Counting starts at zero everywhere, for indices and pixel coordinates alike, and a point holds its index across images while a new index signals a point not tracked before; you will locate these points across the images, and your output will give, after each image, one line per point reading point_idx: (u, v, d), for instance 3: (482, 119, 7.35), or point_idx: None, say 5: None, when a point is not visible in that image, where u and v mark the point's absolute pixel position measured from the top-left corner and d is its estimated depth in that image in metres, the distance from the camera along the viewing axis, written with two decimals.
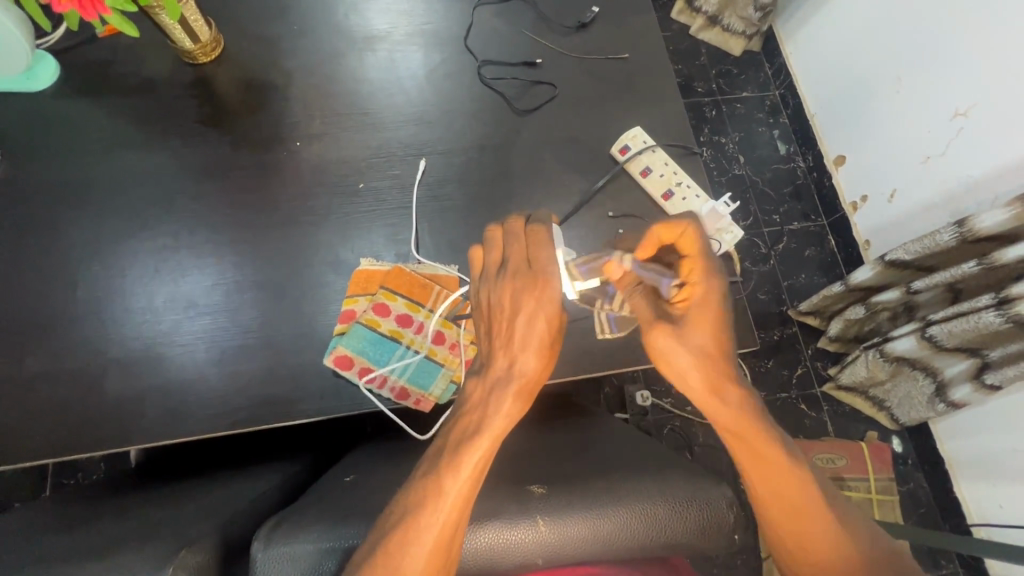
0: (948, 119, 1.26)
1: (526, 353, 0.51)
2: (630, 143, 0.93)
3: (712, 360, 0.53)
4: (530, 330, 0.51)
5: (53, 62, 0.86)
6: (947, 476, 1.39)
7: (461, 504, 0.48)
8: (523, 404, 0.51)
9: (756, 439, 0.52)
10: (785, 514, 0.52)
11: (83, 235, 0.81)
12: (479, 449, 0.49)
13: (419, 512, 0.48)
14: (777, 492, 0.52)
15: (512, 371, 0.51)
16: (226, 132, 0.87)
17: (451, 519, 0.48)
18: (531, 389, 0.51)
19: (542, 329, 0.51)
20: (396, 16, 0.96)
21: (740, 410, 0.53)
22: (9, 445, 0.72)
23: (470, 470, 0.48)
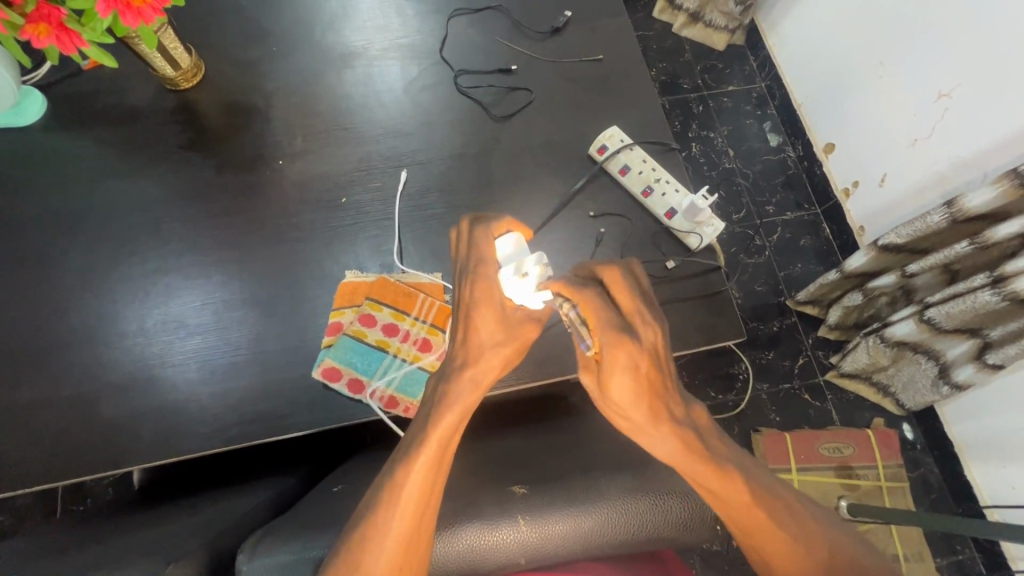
0: (933, 101, 1.26)
1: (477, 354, 0.56)
2: (607, 142, 0.94)
3: (639, 404, 0.51)
4: (476, 334, 0.57)
5: (41, 96, 0.88)
6: (956, 460, 1.37)
7: (423, 496, 0.50)
8: (475, 396, 0.54)
9: (701, 465, 0.52)
10: (756, 536, 0.53)
11: (75, 263, 0.82)
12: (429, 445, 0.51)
13: (387, 509, 0.49)
14: (737, 515, 0.53)
15: (467, 366, 0.55)
16: (211, 155, 0.89)
17: (416, 514, 0.50)
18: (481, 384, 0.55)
19: (482, 329, 0.57)
20: (371, 32, 0.97)
21: (681, 442, 0.51)
22: (6, 473, 0.73)
23: (424, 465, 0.50)
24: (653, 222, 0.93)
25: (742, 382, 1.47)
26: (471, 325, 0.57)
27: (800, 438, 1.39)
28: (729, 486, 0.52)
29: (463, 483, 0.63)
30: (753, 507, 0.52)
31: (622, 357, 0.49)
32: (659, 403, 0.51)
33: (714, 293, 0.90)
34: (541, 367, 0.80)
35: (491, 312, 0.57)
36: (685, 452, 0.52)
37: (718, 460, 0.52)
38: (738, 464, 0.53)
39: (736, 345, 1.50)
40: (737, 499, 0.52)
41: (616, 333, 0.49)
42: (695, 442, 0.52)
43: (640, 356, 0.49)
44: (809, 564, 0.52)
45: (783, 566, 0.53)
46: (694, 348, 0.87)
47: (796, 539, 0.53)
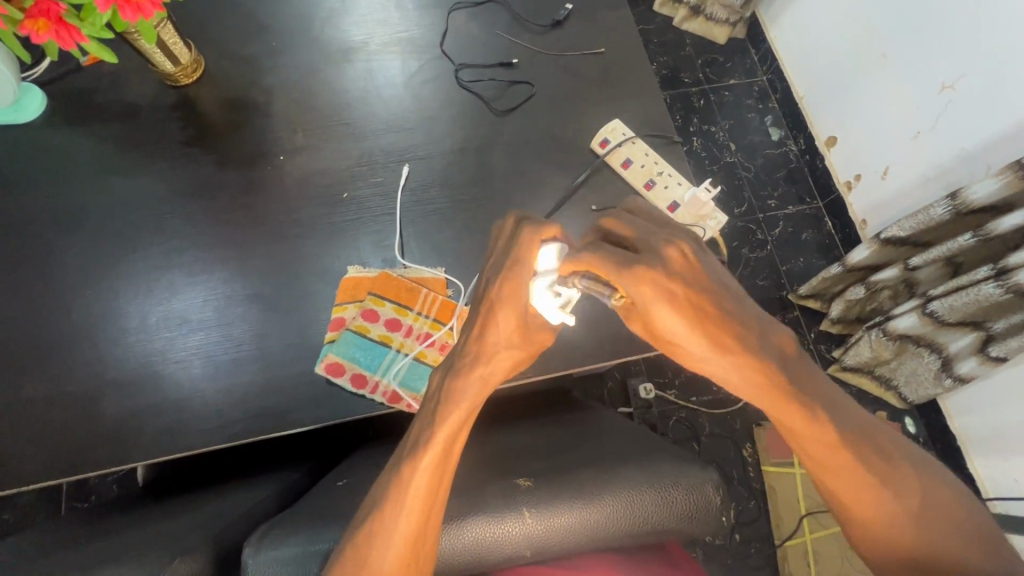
0: (936, 93, 1.25)
1: (491, 355, 0.56)
2: (609, 136, 0.93)
3: (693, 339, 0.48)
4: (493, 333, 0.57)
5: (40, 93, 0.88)
6: (959, 452, 1.37)
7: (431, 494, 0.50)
8: (484, 391, 0.55)
9: (778, 404, 0.49)
10: (834, 483, 0.52)
11: (78, 260, 0.82)
12: (439, 439, 0.52)
13: (394, 506, 0.50)
14: (822, 461, 0.51)
15: (475, 366, 0.55)
16: (211, 151, 0.89)
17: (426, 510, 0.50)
18: (492, 377, 0.55)
19: (501, 330, 0.57)
20: (371, 26, 0.97)
21: (754, 373, 0.47)
22: (11, 469, 0.73)
23: (431, 459, 0.51)
24: None
25: None
26: (491, 325, 0.57)
27: None
28: (814, 429, 0.49)
29: (467, 478, 0.63)
30: (839, 451, 0.50)
31: (649, 290, 0.48)
32: (717, 333, 0.48)
33: None
34: (544, 362, 0.80)
35: (514, 316, 0.57)
36: (767, 390, 0.48)
37: (801, 398, 0.49)
38: (826, 405, 0.50)
39: None
40: (827, 444, 0.50)
41: (631, 275, 0.49)
42: (770, 372, 0.47)
43: (667, 281, 0.48)
44: (892, 507, 0.51)
45: (859, 509, 0.52)
46: None
47: (882, 482, 0.51)
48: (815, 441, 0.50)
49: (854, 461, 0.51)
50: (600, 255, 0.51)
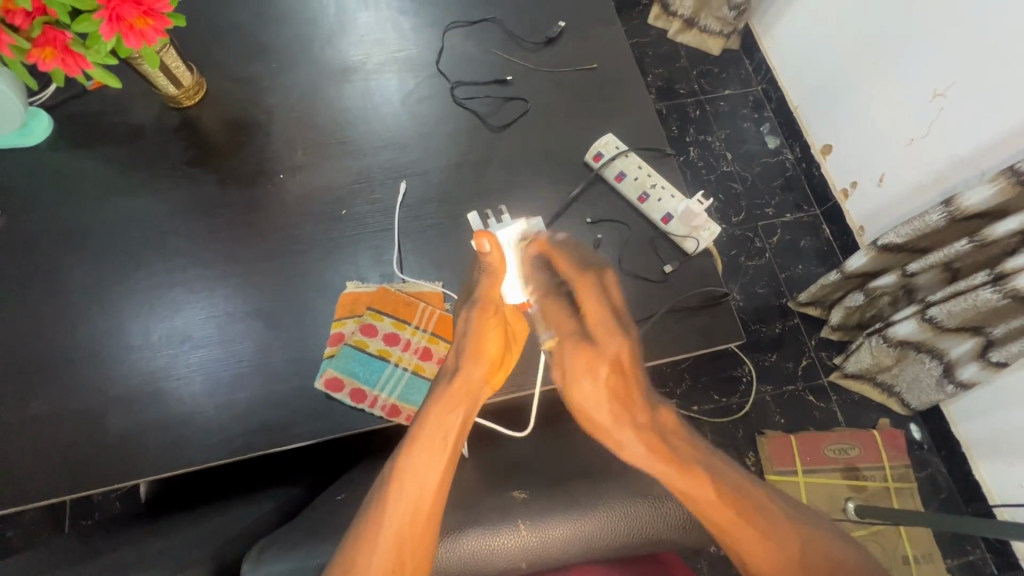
0: (928, 100, 1.26)
1: (472, 358, 0.63)
2: (603, 149, 0.94)
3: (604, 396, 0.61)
4: (479, 345, 0.64)
5: (47, 116, 0.90)
6: (964, 459, 1.36)
7: (433, 489, 0.54)
8: (462, 400, 0.60)
9: (666, 451, 0.57)
10: (729, 532, 0.53)
11: (81, 279, 0.84)
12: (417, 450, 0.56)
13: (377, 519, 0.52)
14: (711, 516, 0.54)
15: (468, 370, 0.62)
16: (212, 170, 0.91)
17: (423, 505, 0.53)
18: (466, 388, 0.61)
19: (484, 339, 0.64)
20: (369, 47, 0.99)
21: (647, 443, 0.58)
22: (14, 487, 0.74)
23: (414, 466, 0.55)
24: (650, 227, 0.94)
25: (746, 384, 1.47)
26: (481, 336, 0.64)
27: (805, 439, 1.39)
28: (697, 488, 0.54)
29: (464, 490, 0.64)
30: (724, 507, 0.53)
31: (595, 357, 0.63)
32: (623, 408, 0.61)
33: (715, 295, 0.90)
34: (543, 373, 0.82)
35: (490, 319, 0.65)
36: (656, 450, 0.57)
37: (690, 452, 0.57)
38: (711, 467, 0.56)
39: (739, 347, 1.50)
40: (710, 492, 0.54)
41: (611, 326, 0.64)
42: (661, 441, 0.58)
43: (621, 355, 0.62)
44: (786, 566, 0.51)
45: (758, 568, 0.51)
46: (694, 351, 0.88)
47: (794, 559, 0.51)
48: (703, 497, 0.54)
49: (742, 519, 0.53)
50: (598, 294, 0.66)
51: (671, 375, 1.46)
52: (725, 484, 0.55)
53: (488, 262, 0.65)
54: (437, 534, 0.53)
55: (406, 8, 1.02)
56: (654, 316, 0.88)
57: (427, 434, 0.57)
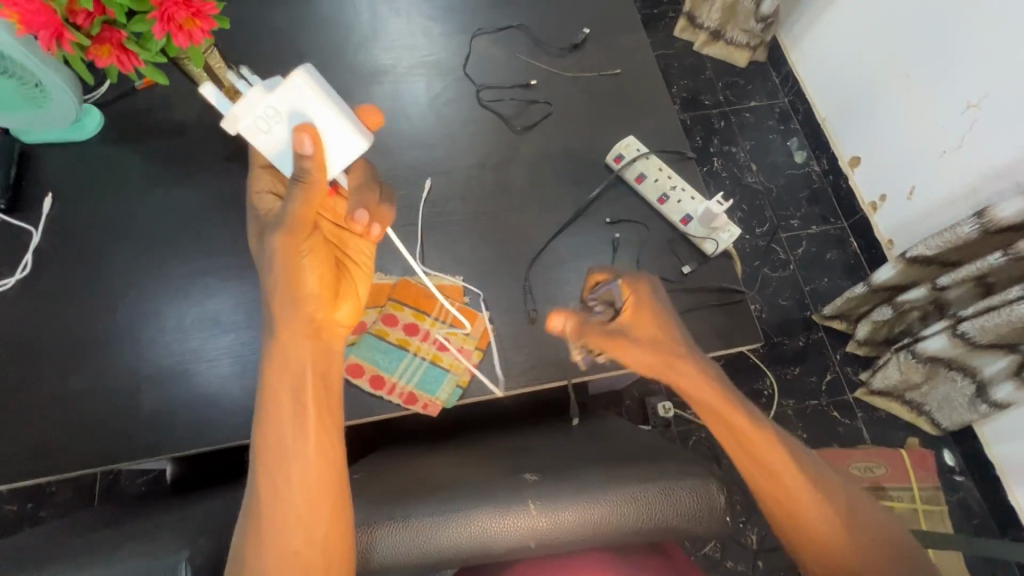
0: (961, 111, 1.24)
1: (297, 306, 0.64)
2: (624, 152, 0.96)
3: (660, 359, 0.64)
4: (306, 280, 0.63)
5: (99, 113, 0.97)
6: (999, 482, 1.30)
7: (306, 437, 0.60)
8: (302, 346, 0.64)
9: (726, 407, 0.61)
10: (785, 491, 0.58)
11: (123, 265, 0.88)
12: (276, 412, 0.61)
13: (278, 479, 0.58)
14: (767, 479, 0.59)
15: (294, 317, 0.64)
16: (249, 165, 0.95)
17: (301, 454, 0.59)
18: (305, 331, 0.64)
19: (299, 276, 0.63)
20: (399, 51, 1.03)
21: (715, 390, 0.62)
22: (52, 458, 0.78)
23: (287, 428, 0.60)
24: (669, 228, 0.94)
25: (768, 398, 1.44)
26: (294, 270, 0.62)
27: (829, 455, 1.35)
28: (764, 442, 0.60)
29: (476, 473, 0.65)
30: (789, 463, 0.59)
31: (648, 325, 0.67)
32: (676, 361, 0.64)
33: (733, 299, 0.90)
34: (558, 369, 0.83)
35: (295, 245, 0.61)
36: (721, 401, 0.62)
37: (746, 407, 0.62)
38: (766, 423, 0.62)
39: (761, 359, 1.47)
40: (773, 454, 0.59)
41: (653, 312, 0.68)
42: (727, 391, 0.62)
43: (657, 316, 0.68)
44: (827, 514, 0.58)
45: (807, 521, 0.58)
46: (712, 353, 0.87)
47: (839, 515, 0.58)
48: (762, 450, 0.60)
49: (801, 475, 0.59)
50: (643, 285, 0.70)
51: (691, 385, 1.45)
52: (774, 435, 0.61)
53: (302, 173, 0.55)
54: (334, 463, 0.60)
55: (436, 15, 1.06)
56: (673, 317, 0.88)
57: (272, 396, 0.62)
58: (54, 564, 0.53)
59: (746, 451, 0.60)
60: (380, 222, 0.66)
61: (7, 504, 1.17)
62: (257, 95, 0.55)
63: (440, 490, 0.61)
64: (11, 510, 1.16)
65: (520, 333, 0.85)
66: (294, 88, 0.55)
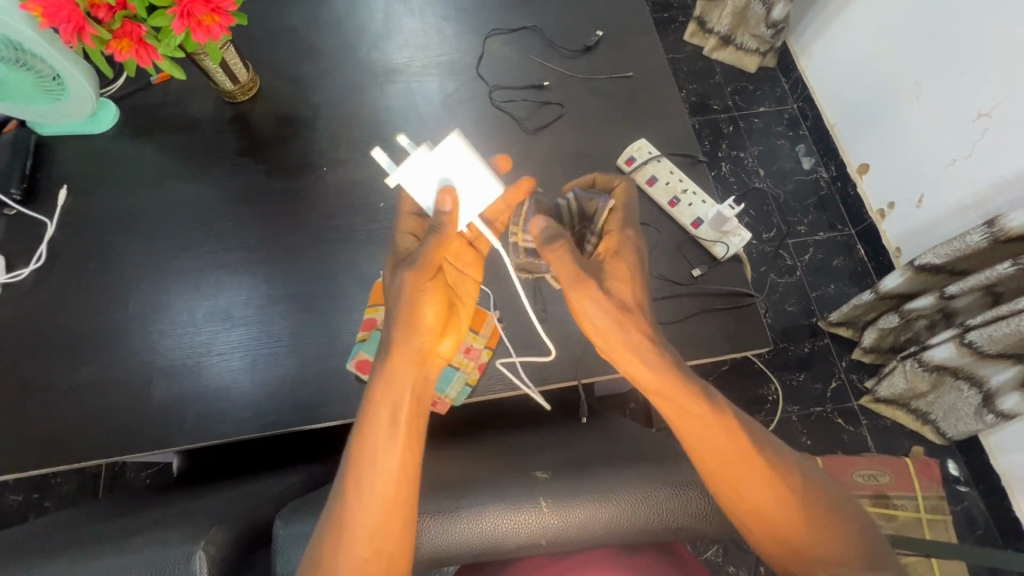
0: (972, 120, 1.24)
1: (408, 332, 0.63)
2: (636, 154, 0.97)
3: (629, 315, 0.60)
4: (420, 310, 0.64)
5: (115, 107, 0.97)
6: (1004, 493, 1.30)
7: (392, 471, 0.57)
8: (410, 372, 0.62)
9: (682, 389, 0.58)
10: (733, 476, 0.56)
11: (135, 258, 0.89)
12: (373, 437, 0.58)
13: (354, 513, 0.55)
14: (723, 464, 0.57)
15: (407, 343, 0.63)
16: (261, 161, 0.96)
17: (386, 488, 0.56)
18: (412, 355, 0.63)
19: (420, 307, 0.64)
20: (413, 51, 1.04)
21: (671, 372, 0.58)
22: (63, 448, 0.79)
23: (384, 457, 0.57)
24: (679, 231, 0.94)
25: (772, 404, 1.44)
26: (414, 302, 0.64)
27: (833, 462, 1.33)
28: (711, 429, 0.57)
29: (484, 471, 0.66)
30: (743, 451, 0.57)
31: (627, 282, 0.62)
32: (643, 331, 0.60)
33: (742, 304, 0.90)
34: (565, 370, 0.84)
35: (423, 282, 0.63)
36: (675, 382, 0.58)
37: (708, 395, 0.58)
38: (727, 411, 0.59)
39: (766, 364, 1.47)
40: (725, 436, 0.57)
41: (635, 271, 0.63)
42: (684, 373, 0.58)
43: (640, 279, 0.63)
44: (776, 501, 0.56)
45: (754, 503, 0.56)
46: (719, 356, 0.87)
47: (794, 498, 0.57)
48: (714, 437, 0.57)
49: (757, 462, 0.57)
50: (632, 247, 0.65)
51: None
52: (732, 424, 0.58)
53: (440, 225, 0.62)
54: (413, 506, 0.56)
55: (450, 15, 1.07)
56: (682, 321, 0.88)
57: (371, 418, 0.60)
58: (69, 550, 0.54)
59: (694, 432, 0.58)
60: (471, 262, 0.71)
61: (12, 494, 1.18)
62: (418, 151, 0.61)
63: (452, 485, 0.62)
64: (16, 500, 1.17)
65: (528, 332, 0.86)
66: (451, 147, 0.62)
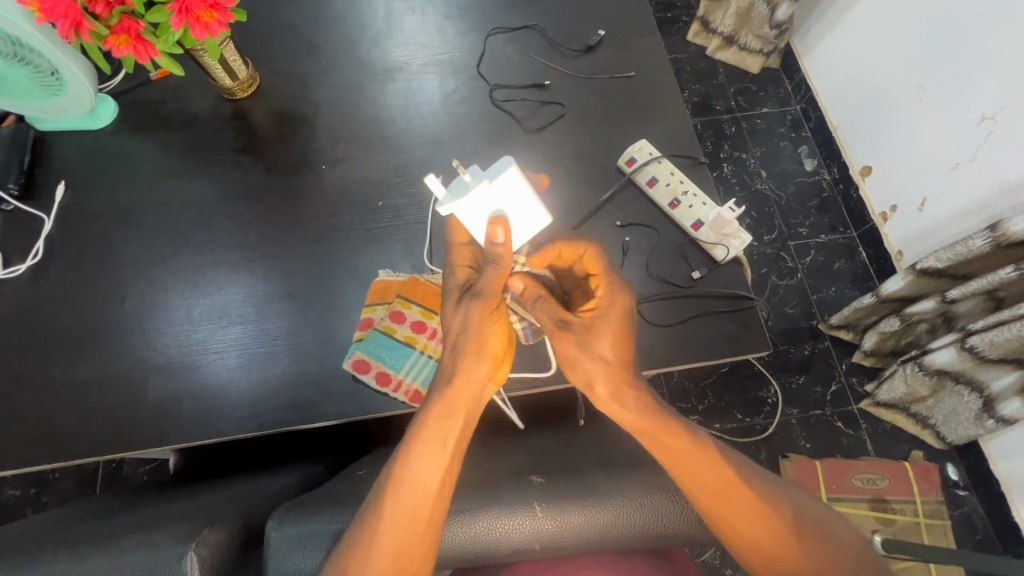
0: (976, 124, 1.23)
1: (471, 357, 0.60)
2: (636, 155, 0.96)
3: (613, 358, 0.59)
4: (484, 337, 0.61)
5: (113, 102, 0.97)
6: (1003, 499, 1.29)
7: (431, 496, 0.55)
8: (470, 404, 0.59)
9: (665, 430, 0.57)
10: (727, 507, 0.56)
11: (133, 254, 0.89)
12: (423, 459, 0.56)
13: (383, 529, 0.53)
14: (715, 498, 0.56)
15: (472, 370, 0.60)
16: (260, 159, 0.95)
17: (422, 510, 0.54)
18: (476, 388, 0.60)
19: (489, 335, 0.61)
20: (414, 49, 1.03)
21: (643, 416, 0.58)
22: (59, 444, 0.79)
23: (428, 481, 0.55)
24: (679, 233, 0.94)
25: (771, 407, 1.43)
26: (482, 331, 0.61)
27: (832, 466, 1.34)
28: (702, 468, 0.56)
29: (481, 473, 0.66)
30: (734, 484, 0.56)
31: (611, 318, 0.61)
32: (622, 376, 0.59)
33: (742, 307, 0.89)
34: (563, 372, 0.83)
35: (490, 315, 0.61)
36: (649, 425, 0.58)
37: (690, 433, 0.58)
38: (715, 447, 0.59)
39: (766, 367, 1.46)
40: (716, 474, 0.56)
41: (616, 303, 0.62)
42: (659, 414, 0.58)
43: (627, 309, 0.62)
44: (770, 527, 0.56)
45: (748, 532, 0.56)
46: (718, 359, 0.87)
47: (784, 521, 0.57)
48: (706, 474, 0.56)
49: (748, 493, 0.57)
50: (615, 276, 0.64)
51: (694, 391, 1.44)
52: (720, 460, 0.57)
53: (496, 257, 0.58)
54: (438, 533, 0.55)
55: (451, 14, 1.06)
56: (681, 323, 0.88)
57: (423, 438, 0.57)
58: (62, 550, 0.54)
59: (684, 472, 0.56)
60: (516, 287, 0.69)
61: (10, 489, 1.18)
62: (473, 184, 0.54)
63: None
64: (14, 495, 1.18)
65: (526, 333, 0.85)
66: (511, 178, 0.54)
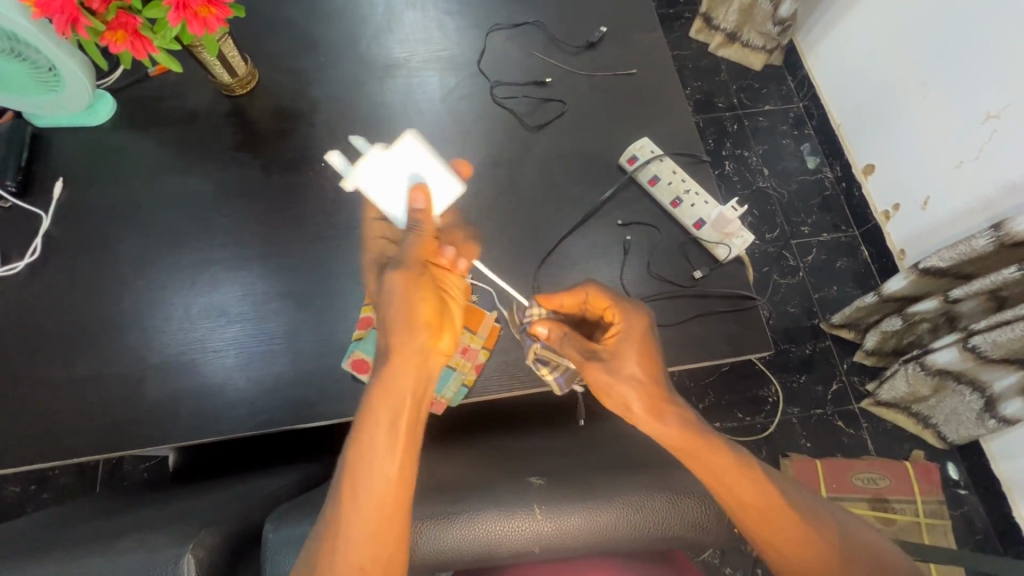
0: (981, 122, 1.22)
1: (404, 335, 0.63)
2: (638, 153, 0.95)
3: (642, 383, 0.60)
4: (411, 308, 0.65)
5: (111, 99, 0.96)
6: (1004, 499, 1.29)
7: (389, 469, 0.57)
8: (411, 374, 0.62)
9: (706, 446, 0.57)
10: (767, 525, 0.56)
11: (130, 252, 0.88)
12: (377, 437, 0.58)
13: (351, 516, 0.54)
14: (759, 514, 0.56)
15: (407, 343, 0.63)
16: (259, 156, 0.95)
17: (383, 489, 0.56)
18: (413, 357, 0.63)
19: (414, 304, 0.65)
20: (414, 45, 1.02)
21: (685, 434, 0.58)
22: (56, 443, 0.78)
23: (384, 455, 0.57)
24: (681, 232, 0.93)
25: (772, 406, 1.43)
26: (408, 304, 0.65)
27: (832, 464, 1.34)
28: (741, 483, 0.56)
29: (480, 474, 0.65)
30: (773, 502, 0.56)
31: (628, 344, 0.63)
32: (655, 399, 0.60)
33: (743, 306, 0.89)
34: None
35: (413, 282, 0.66)
36: (692, 441, 0.57)
37: (728, 448, 0.58)
38: (751, 462, 0.58)
39: (767, 365, 1.46)
40: (757, 492, 0.56)
41: (632, 328, 0.64)
42: (696, 427, 0.58)
43: (645, 331, 0.64)
44: (812, 544, 0.56)
45: (789, 550, 0.56)
46: (719, 359, 0.86)
47: (821, 538, 0.56)
48: (748, 492, 0.56)
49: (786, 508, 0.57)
50: (626, 301, 0.66)
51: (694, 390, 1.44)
52: (758, 478, 0.57)
53: (416, 223, 0.69)
54: (408, 504, 0.56)
55: (452, 9, 1.05)
56: (682, 322, 0.87)
57: (371, 420, 0.59)
58: (57, 551, 0.54)
59: (726, 490, 0.56)
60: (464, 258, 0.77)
61: (11, 486, 1.18)
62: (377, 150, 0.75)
63: (445, 490, 0.61)
64: (14, 491, 1.17)
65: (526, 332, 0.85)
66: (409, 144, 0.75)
